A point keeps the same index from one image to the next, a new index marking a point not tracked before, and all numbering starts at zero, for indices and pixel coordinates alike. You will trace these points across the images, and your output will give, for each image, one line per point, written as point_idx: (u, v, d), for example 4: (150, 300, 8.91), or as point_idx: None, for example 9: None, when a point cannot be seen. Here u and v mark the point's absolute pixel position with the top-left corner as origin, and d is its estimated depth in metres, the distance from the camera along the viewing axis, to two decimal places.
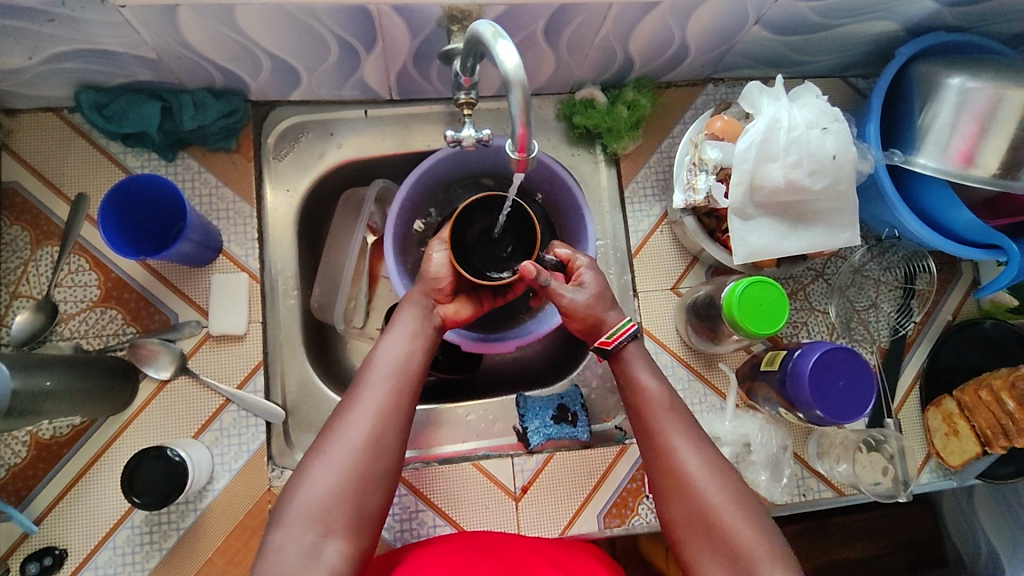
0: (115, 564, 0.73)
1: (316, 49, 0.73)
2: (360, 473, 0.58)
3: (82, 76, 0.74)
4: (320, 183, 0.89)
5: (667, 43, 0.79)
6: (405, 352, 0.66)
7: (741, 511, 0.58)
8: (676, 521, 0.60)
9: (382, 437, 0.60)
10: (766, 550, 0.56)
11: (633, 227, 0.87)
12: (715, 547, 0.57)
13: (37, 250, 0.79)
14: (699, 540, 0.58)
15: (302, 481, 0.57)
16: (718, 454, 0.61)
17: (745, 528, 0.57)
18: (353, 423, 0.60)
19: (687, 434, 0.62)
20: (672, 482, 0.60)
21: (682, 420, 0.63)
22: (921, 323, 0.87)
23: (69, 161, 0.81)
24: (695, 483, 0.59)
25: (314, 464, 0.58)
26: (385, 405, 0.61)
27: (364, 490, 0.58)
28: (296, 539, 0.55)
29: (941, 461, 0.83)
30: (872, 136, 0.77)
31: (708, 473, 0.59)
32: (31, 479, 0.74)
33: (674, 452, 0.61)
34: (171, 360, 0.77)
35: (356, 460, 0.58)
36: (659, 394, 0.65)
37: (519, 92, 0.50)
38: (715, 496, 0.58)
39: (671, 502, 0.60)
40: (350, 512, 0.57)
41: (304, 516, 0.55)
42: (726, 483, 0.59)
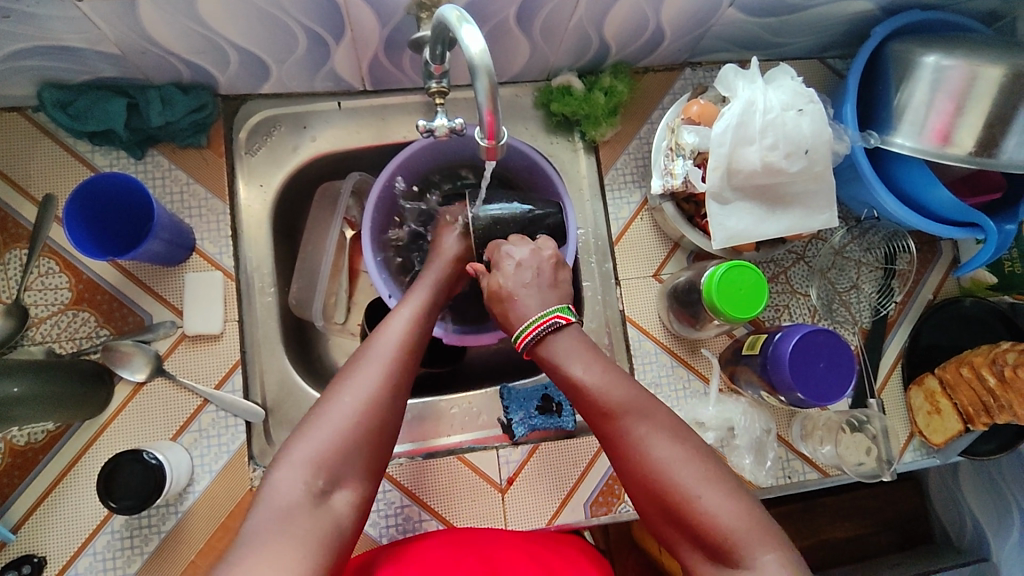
0: (96, 570, 0.72)
1: (284, 41, 0.72)
2: (368, 420, 0.57)
3: (44, 73, 0.72)
4: (296, 178, 0.87)
5: (642, 27, 0.78)
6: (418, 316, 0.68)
7: (717, 494, 0.54)
8: (654, 511, 0.57)
9: (396, 385, 0.60)
10: (752, 530, 0.53)
11: (613, 214, 0.86)
12: (695, 536, 0.54)
13: (5, 254, 0.77)
14: (679, 529, 0.55)
15: (298, 437, 0.55)
16: (683, 437, 0.58)
17: (724, 512, 0.53)
18: (366, 372, 0.59)
19: (647, 421, 0.59)
20: (640, 473, 0.57)
21: (641, 413, 0.59)
22: (903, 303, 0.87)
23: (35, 161, 0.79)
24: (662, 472, 0.56)
25: (315, 417, 0.56)
26: (400, 356, 0.62)
27: (373, 441, 0.57)
28: (301, 485, 0.52)
29: (924, 440, 0.83)
30: (849, 117, 0.76)
31: (675, 461, 0.56)
32: (6, 486, 0.73)
33: (636, 442, 0.58)
34: (146, 362, 0.76)
35: (369, 404, 0.57)
36: (603, 391, 0.61)
37: (485, 79, 0.49)
38: (687, 482, 0.55)
39: (642, 493, 0.58)
40: (354, 461, 0.55)
41: (309, 467, 0.53)
42: (696, 467, 0.56)
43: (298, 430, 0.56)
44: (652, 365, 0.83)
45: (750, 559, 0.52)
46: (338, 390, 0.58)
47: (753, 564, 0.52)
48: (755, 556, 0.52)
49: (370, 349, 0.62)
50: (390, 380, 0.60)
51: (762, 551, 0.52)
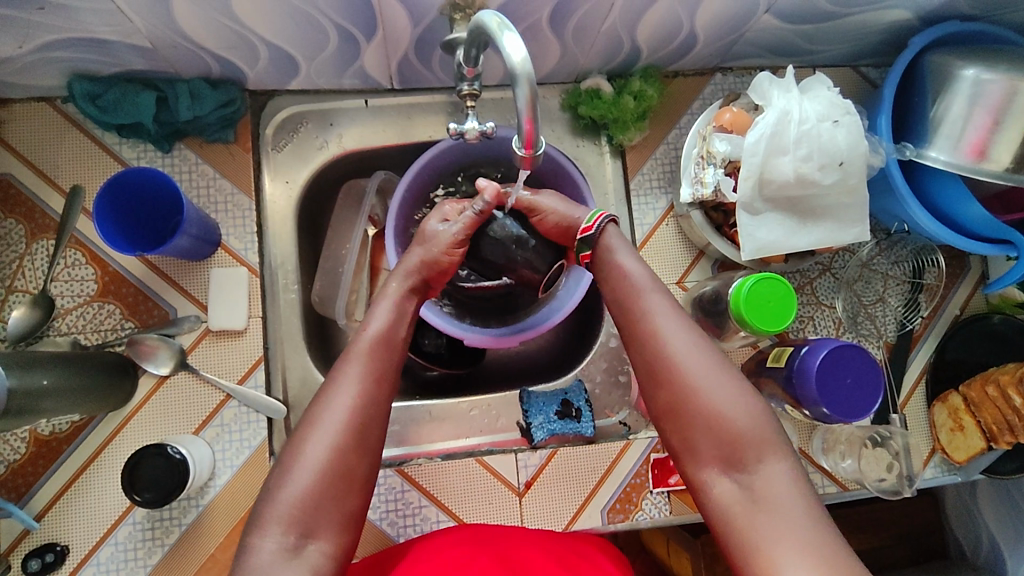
0: (117, 560, 0.73)
1: (314, 37, 0.71)
2: (336, 472, 0.56)
3: (74, 65, 0.72)
4: (320, 174, 0.87)
5: (675, 32, 0.77)
6: (387, 330, 0.65)
7: (726, 396, 0.57)
8: (661, 407, 0.59)
9: (362, 421, 0.58)
10: (760, 435, 0.55)
11: (638, 220, 0.86)
12: (702, 432, 0.56)
13: (33, 244, 0.78)
14: (682, 425, 0.57)
15: (274, 492, 0.55)
16: (704, 339, 0.60)
17: (732, 414, 0.56)
18: (334, 408, 0.58)
19: (674, 319, 0.61)
20: (656, 365, 0.60)
21: (671, 307, 0.62)
22: (928, 318, 0.86)
23: (64, 152, 0.79)
24: (679, 365, 0.58)
25: (290, 462, 0.56)
26: (367, 386, 0.60)
27: (345, 484, 0.56)
28: (276, 543, 0.53)
29: (946, 456, 0.83)
30: (883, 129, 0.75)
31: (693, 356, 0.59)
32: (31, 475, 0.74)
33: (657, 333, 0.61)
34: (171, 356, 0.76)
35: (337, 449, 0.57)
36: (640, 284, 0.64)
37: (525, 86, 0.48)
38: (701, 377, 0.58)
39: (655, 386, 0.60)
40: (331, 513, 0.55)
41: (284, 521, 0.53)
42: (712, 367, 0.58)
43: (272, 483, 0.56)
44: None
45: (752, 463, 0.54)
46: (307, 436, 0.57)
47: (754, 467, 0.54)
48: (758, 462, 0.54)
49: (334, 382, 0.60)
50: (354, 417, 0.58)
51: (765, 458, 0.54)
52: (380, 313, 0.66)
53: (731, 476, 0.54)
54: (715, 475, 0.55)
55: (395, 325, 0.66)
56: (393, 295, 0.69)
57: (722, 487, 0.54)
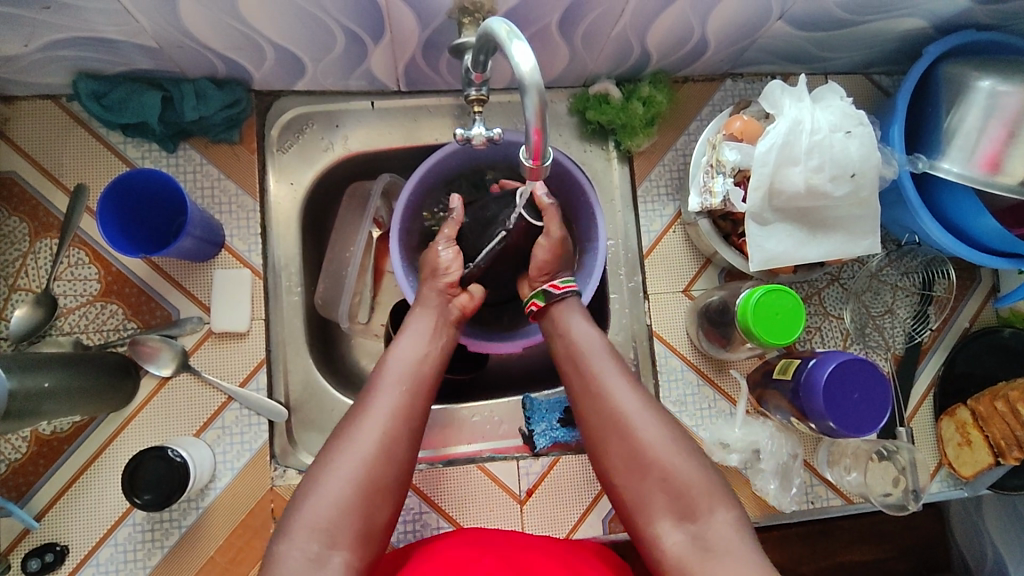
0: (116, 561, 0.73)
1: (322, 39, 0.71)
2: (367, 483, 0.57)
3: (79, 63, 0.72)
4: (326, 176, 0.86)
5: (686, 38, 0.76)
6: (419, 356, 0.67)
7: (676, 450, 0.60)
8: (613, 463, 0.61)
9: (393, 437, 0.60)
10: (709, 490, 0.58)
11: (645, 227, 0.85)
12: (656, 484, 0.59)
13: (36, 242, 0.77)
14: (637, 478, 0.60)
15: (303, 502, 0.56)
16: (650, 400, 0.64)
17: (683, 467, 0.59)
18: (370, 424, 0.60)
19: (623, 379, 0.65)
20: (610, 422, 0.63)
21: (620, 369, 0.66)
22: (937, 331, 0.85)
23: (68, 150, 0.78)
24: (632, 421, 0.62)
25: (324, 472, 0.57)
26: (401, 405, 0.62)
27: (377, 498, 0.57)
28: (311, 553, 0.53)
29: (952, 471, 0.82)
30: (896, 140, 0.74)
31: (645, 413, 0.62)
32: (32, 474, 0.74)
33: (608, 393, 0.64)
34: (172, 358, 0.75)
35: (372, 464, 0.58)
36: (592, 346, 0.68)
37: (534, 95, 0.48)
38: (651, 433, 0.61)
39: (608, 442, 0.62)
40: (362, 525, 0.56)
41: (318, 531, 0.54)
42: (661, 426, 0.61)
43: (301, 493, 0.57)
44: (678, 383, 0.82)
45: (704, 513, 0.57)
46: (343, 447, 0.58)
47: (705, 519, 0.56)
48: (710, 511, 0.57)
49: (370, 399, 0.62)
50: (389, 434, 0.60)
51: (715, 508, 0.57)
52: (411, 339, 0.68)
53: (684, 526, 0.57)
54: (668, 528, 0.57)
55: (429, 350, 0.68)
56: (420, 318, 0.71)
57: (674, 541, 0.56)
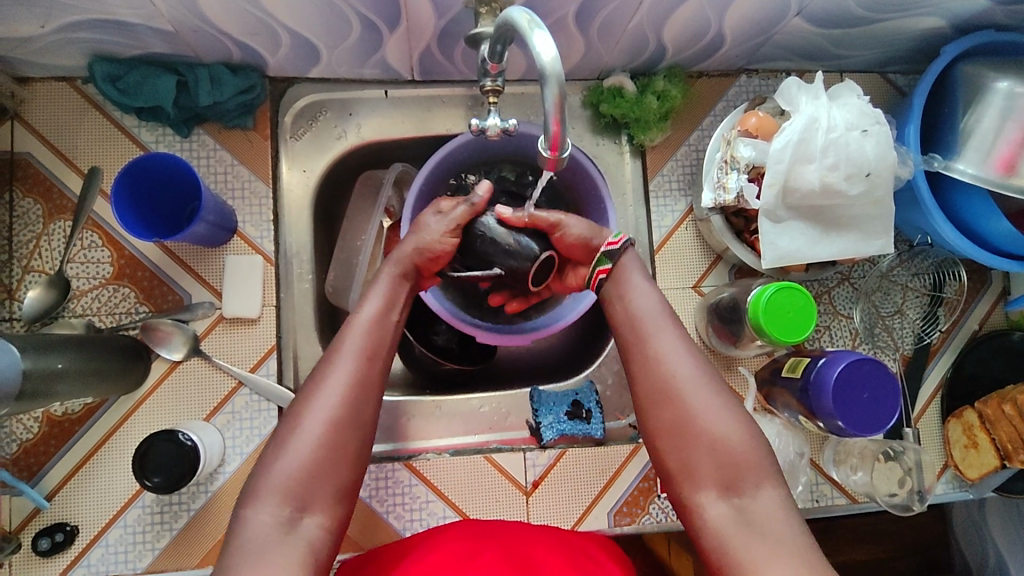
0: (125, 542, 0.74)
1: (337, 27, 0.71)
2: (333, 445, 0.56)
3: (96, 46, 0.72)
4: (338, 164, 0.87)
5: (703, 32, 0.76)
6: (377, 323, 0.64)
7: (730, 422, 0.58)
8: (663, 428, 0.60)
9: (354, 401, 0.58)
10: (756, 466, 0.56)
11: (656, 222, 0.85)
12: (704, 455, 0.57)
13: (50, 224, 0.78)
14: (685, 447, 0.58)
15: (267, 464, 0.55)
16: (703, 367, 0.61)
17: (734, 439, 0.57)
18: (331, 385, 0.58)
19: (677, 344, 0.63)
20: (664, 387, 0.61)
21: (676, 332, 0.64)
22: (946, 333, 0.85)
23: (83, 133, 0.79)
24: (686, 388, 0.60)
25: (286, 433, 0.56)
26: (357, 371, 0.60)
27: (339, 460, 0.56)
28: (271, 514, 0.53)
29: (958, 473, 0.82)
30: (912, 139, 0.73)
31: (700, 381, 0.60)
32: (43, 454, 0.74)
33: (659, 356, 0.62)
34: (184, 342, 0.76)
35: (330, 423, 0.57)
36: (648, 303, 0.65)
37: (554, 87, 0.48)
38: (703, 401, 0.59)
39: (659, 407, 0.61)
40: (325, 487, 0.55)
41: (282, 493, 0.53)
42: (711, 398, 0.59)
43: (266, 456, 0.56)
44: None
45: (750, 489, 0.55)
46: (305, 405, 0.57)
47: (749, 496, 0.55)
48: (756, 488, 0.55)
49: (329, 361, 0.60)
50: (345, 397, 0.58)
51: (762, 485, 0.55)
52: (374, 305, 0.66)
53: (728, 500, 0.55)
54: (711, 499, 0.56)
55: (392, 313, 0.66)
56: (386, 279, 0.68)
57: (717, 512, 0.55)
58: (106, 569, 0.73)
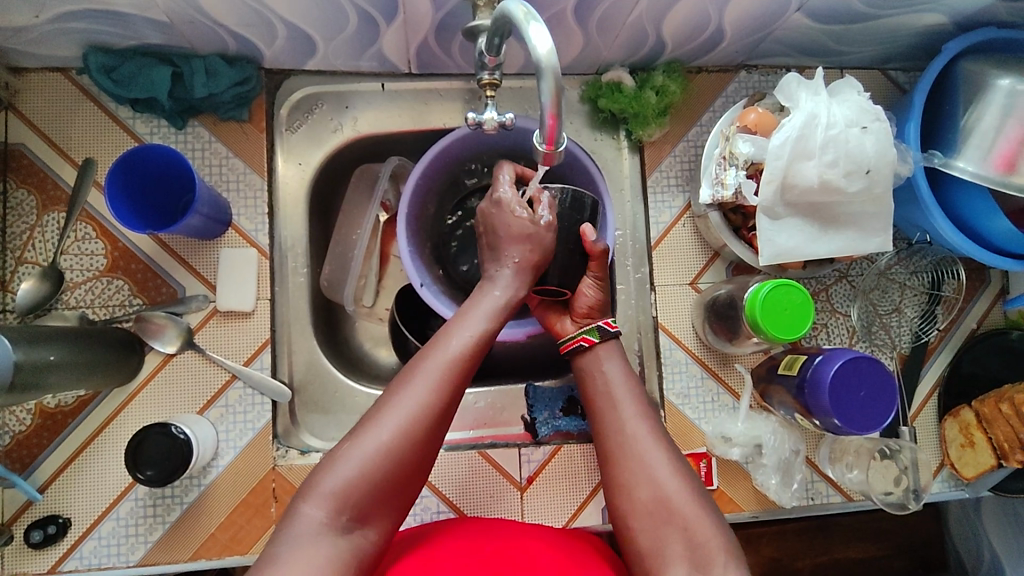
0: (119, 535, 0.73)
1: (334, 19, 0.70)
2: (396, 463, 0.55)
3: (91, 36, 0.71)
4: (334, 158, 0.86)
5: (702, 27, 0.75)
6: (475, 340, 0.62)
7: (700, 505, 0.58)
8: (636, 511, 0.59)
9: (437, 413, 0.57)
10: (725, 548, 0.55)
11: (654, 218, 0.84)
12: (675, 533, 0.57)
13: (44, 216, 0.77)
14: (657, 526, 0.57)
15: (333, 462, 0.54)
16: (673, 451, 0.62)
17: (704, 522, 0.57)
18: (410, 400, 0.57)
19: (650, 428, 0.63)
20: (635, 470, 0.60)
21: (648, 414, 0.64)
22: (944, 331, 0.84)
23: (77, 124, 0.78)
24: (659, 472, 0.60)
25: (359, 434, 0.55)
26: (445, 385, 0.58)
27: (407, 474, 0.56)
28: (324, 515, 0.52)
29: (954, 471, 0.82)
30: (912, 137, 0.73)
31: (670, 465, 0.60)
32: (35, 447, 0.74)
33: (634, 437, 0.62)
34: (178, 334, 0.76)
35: (408, 431, 0.56)
36: (623, 384, 0.66)
37: (550, 79, 0.47)
38: (674, 484, 0.59)
39: (632, 487, 0.60)
40: (381, 493, 0.54)
41: (336, 498, 0.53)
42: (684, 481, 0.59)
43: (332, 454, 0.55)
44: (681, 376, 0.82)
45: (719, 567, 0.54)
46: (388, 407, 0.57)
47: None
48: (724, 568, 0.53)
49: (418, 368, 0.59)
50: (431, 407, 0.57)
51: (731, 564, 0.54)
52: (473, 320, 0.64)
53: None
54: None
55: (487, 337, 0.64)
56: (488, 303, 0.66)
57: None
58: (98, 562, 0.73)
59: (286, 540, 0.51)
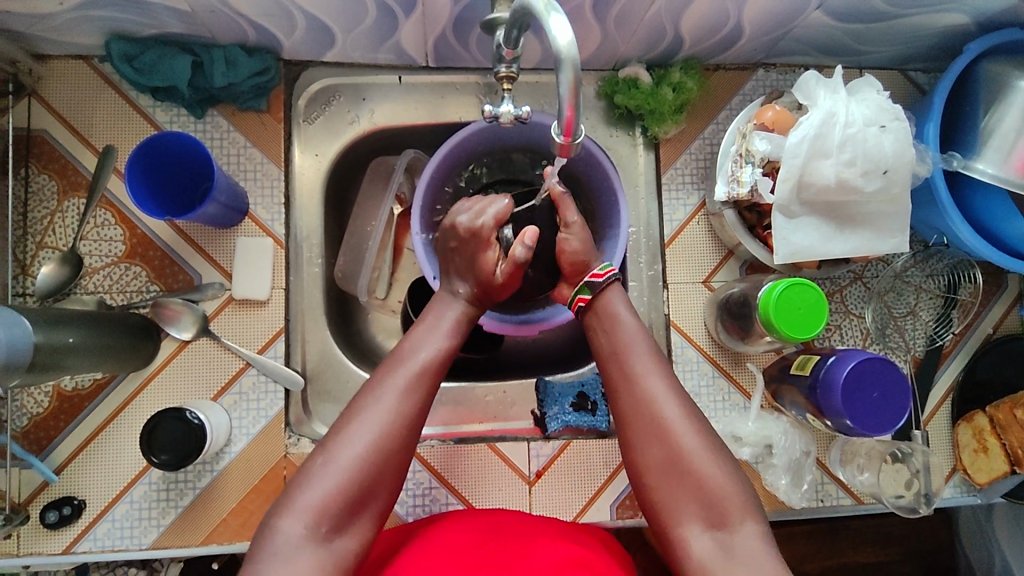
0: (132, 517, 0.74)
1: (353, 11, 0.70)
2: (365, 475, 0.55)
3: (113, 24, 0.72)
4: (350, 150, 0.87)
5: (721, 24, 0.75)
6: (436, 353, 0.64)
7: (715, 460, 0.59)
8: (651, 465, 0.60)
9: (404, 427, 0.58)
10: (741, 503, 0.57)
11: (668, 215, 0.84)
12: (690, 491, 0.58)
13: (64, 201, 0.78)
14: (672, 482, 0.58)
15: (306, 476, 0.55)
16: (686, 402, 0.62)
17: (719, 478, 0.58)
18: (370, 418, 0.57)
19: (660, 379, 0.63)
20: (650, 425, 0.61)
21: (659, 366, 0.64)
22: (959, 335, 0.84)
23: (98, 111, 0.79)
24: (674, 425, 0.60)
25: (333, 444, 0.56)
26: (409, 398, 0.59)
27: (384, 480, 0.57)
28: (303, 528, 0.52)
29: (967, 477, 0.81)
30: (932, 138, 0.72)
31: (685, 419, 0.60)
32: (52, 429, 0.75)
33: (644, 392, 0.62)
34: (194, 321, 0.77)
35: (377, 444, 0.56)
36: (631, 338, 0.66)
37: (569, 71, 0.47)
38: (690, 439, 0.59)
39: (646, 442, 0.60)
40: (357, 503, 0.55)
41: (315, 509, 0.53)
42: (697, 436, 0.59)
43: (306, 468, 0.56)
44: (693, 374, 0.82)
45: (735, 523, 0.56)
46: (356, 419, 0.58)
47: (735, 531, 0.56)
48: (741, 523, 0.56)
49: (381, 381, 0.60)
50: (396, 421, 0.58)
51: (746, 520, 0.56)
52: (432, 337, 0.65)
53: (714, 534, 0.56)
54: (697, 532, 0.56)
55: (446, 352, 0.65)
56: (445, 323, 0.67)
57: (703, 549, 0.56)
58: (111, 544, 0.74)
59: (264, 557, 0.52)
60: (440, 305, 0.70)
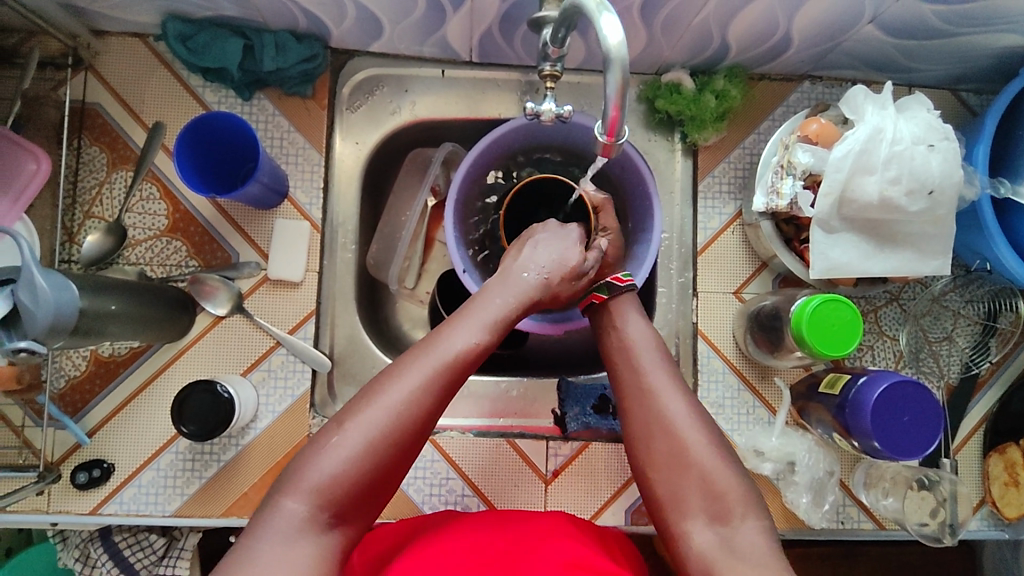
0: (158, 484, 0.76)
1: (403, 3, 0.71)
2: (375, 459, 0.53)
3: (171, 4, 0.74)
4: (390, 139, 0.88)
5: (769, 33, 0.74)
6: (470, 345, 0.59)
7: (717, 456, 0.58)
8: (654, 460, 0.59)
9: (423, 414, 0.55)
10: (744, 498, 0.56)
11: (702, 223, 0.83)
12: (693, 485, 0.57)
13: (112, 173, 0.81)
14: (673, 476, 0.58)
15: (312, 454, 0.53)
16: (692, 401, 0.62)
17: (721, 471, 0.57)
18: (389, 400, 0.55)
19: (665, 378, 0.63)
20: (653, 419, 0.60)
21: (665, 365, 0.64)
22: (996, 364, 0.82)
23: (151, 88, 0.81)
24: (678, 421, 0.60)
25: (349, 422, 0.54)
26: (433, 386, 0.56)
27: (396, 464, 0.55)
28: (306, 509, 0.51)
29: (995, 510, 0.79)
30: (981, 160, 0.70)
31: (689, 414, 0.60)
32: (88, 393, 0.77)
33: (650, 390, 0.62)
34: (228, 298, 0.79)
35: (394, 428, 0.54)
36: (639, 340, 0.66)
37: (617, 72, 0.47)
38: (693, 436, 0.59)
39: (649, 437, 0.60)
40: (363, 486, 0.53)
41: (318, 487, 0.52)
42: (701, 432, 0.59)
43: (314, 444, 0.54)
44: (718, 385, 0.81)
45: (736, 518, 0.55)
46: (376, 397, 0.55)
47: (737, 526, 0.55)
48: (742, 518, 0.55)
49: (406, 366, 0.57)
50: (417, 408, 0.55)
51: (747, 516, 0.55)
52: (469, 328, 0.61)
53: (715, 528, 0.55)
54: (699, 527, 0.56)
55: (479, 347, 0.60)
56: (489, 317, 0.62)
57: (706, 543, 0.55)
58: (136, 508, 0.76)
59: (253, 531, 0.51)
60: (483, 297, 0.65)
